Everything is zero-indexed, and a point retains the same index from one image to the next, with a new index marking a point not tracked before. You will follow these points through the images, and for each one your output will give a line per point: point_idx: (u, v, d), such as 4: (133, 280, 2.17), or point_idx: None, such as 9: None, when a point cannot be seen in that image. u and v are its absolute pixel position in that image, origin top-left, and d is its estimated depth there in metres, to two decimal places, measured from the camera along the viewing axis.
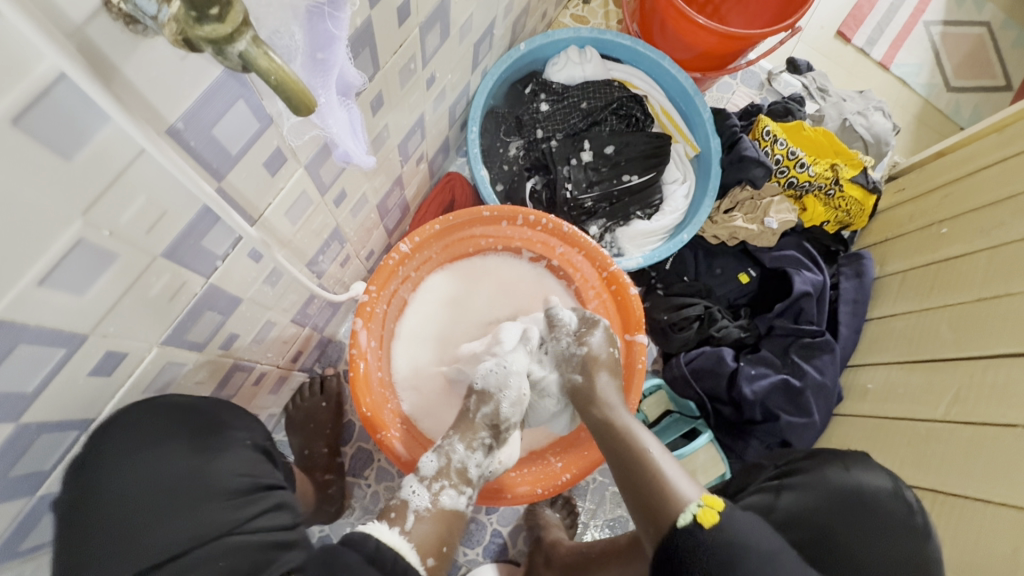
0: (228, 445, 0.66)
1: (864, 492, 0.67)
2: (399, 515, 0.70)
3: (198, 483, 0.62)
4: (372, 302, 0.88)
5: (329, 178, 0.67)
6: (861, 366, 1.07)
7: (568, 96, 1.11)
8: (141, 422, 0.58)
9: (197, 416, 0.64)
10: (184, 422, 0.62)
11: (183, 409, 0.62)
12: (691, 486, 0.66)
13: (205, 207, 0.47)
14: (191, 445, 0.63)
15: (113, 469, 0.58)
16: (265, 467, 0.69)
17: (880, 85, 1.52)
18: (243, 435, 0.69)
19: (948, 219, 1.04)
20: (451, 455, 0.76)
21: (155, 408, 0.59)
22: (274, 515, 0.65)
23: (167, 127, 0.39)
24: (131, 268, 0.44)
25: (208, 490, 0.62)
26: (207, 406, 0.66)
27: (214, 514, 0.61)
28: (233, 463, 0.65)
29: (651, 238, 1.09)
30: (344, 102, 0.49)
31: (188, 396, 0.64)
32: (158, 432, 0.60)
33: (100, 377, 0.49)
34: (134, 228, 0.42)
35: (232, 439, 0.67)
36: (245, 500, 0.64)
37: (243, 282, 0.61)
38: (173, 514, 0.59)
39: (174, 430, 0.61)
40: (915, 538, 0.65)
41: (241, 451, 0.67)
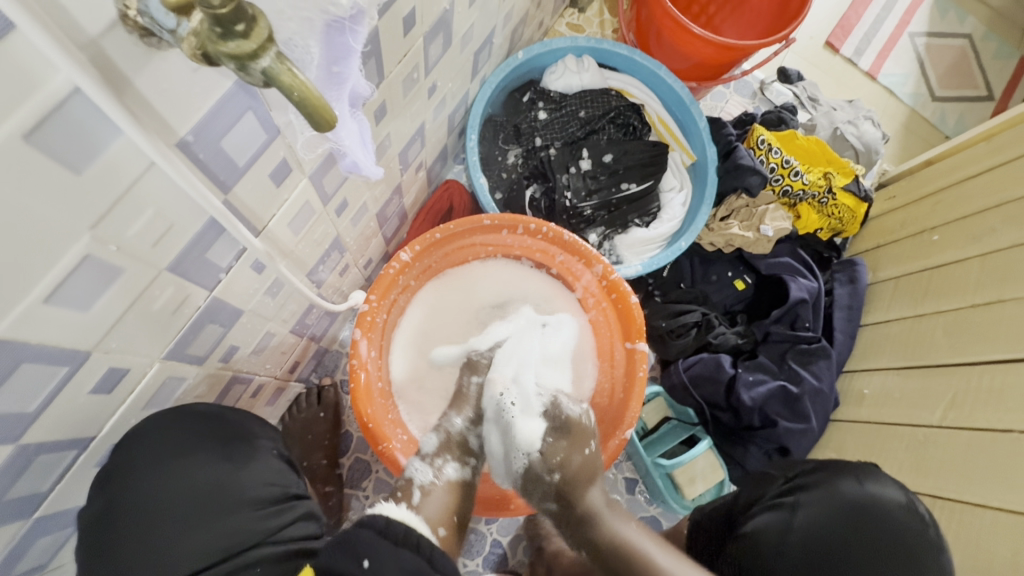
0: (256, 454, 0.65)
1: (879, 503, 0.67)
2: (407, 493, 0.71)
3: (225, 492, 0.61)
4: (372, 312, 0.87)
5: (332, 188, 0.67)
6: (858, 372, 1.08)
7: (566, 105, 1.11)
8: (165, 434, 0.58)
9: (224, 425, 0.63)
10: (211, 433, 0.62)
11: (209, 420, 0.62)
12: (677, 567, 0.70)
13: (211, 219, 0.46)
14: (219, 454, 0.62)
15: (141, 480, 0.58)
16: (293, 475, 0.68)
17: (868, 94, 1.55)
18: (270, 444, 0.68)
19: (940, 227, 1.06)
20: (449, 429, 0.82)
21: (175, 421, 0.59)
22: (303, 524, 0.65)
23: (178, 140, 0.38)
24: (136, 283, 0.43)
25: (235, 500, 0.61)
26: (235, 416, 0.65)
27: (244, 524, 0.61)
28: (263, 472, 0.65)
29: (649, 246, 1.10)
30: (354, 112, 0.48)
31: (205, 407, 0.63)
32: (183, 443, 0.59)
33: (101, 395, 0.48)
34: (140, 242, 0.41)
35: (259, 447, 0.66)
36: (274, 510, 0.63)
37: (244, 294, 0.60)
38: (201, 524, 0.59)
39: (202, 441, 0.61)
40: (932, 545, 0.65)
41: (269, 459, 0.66)
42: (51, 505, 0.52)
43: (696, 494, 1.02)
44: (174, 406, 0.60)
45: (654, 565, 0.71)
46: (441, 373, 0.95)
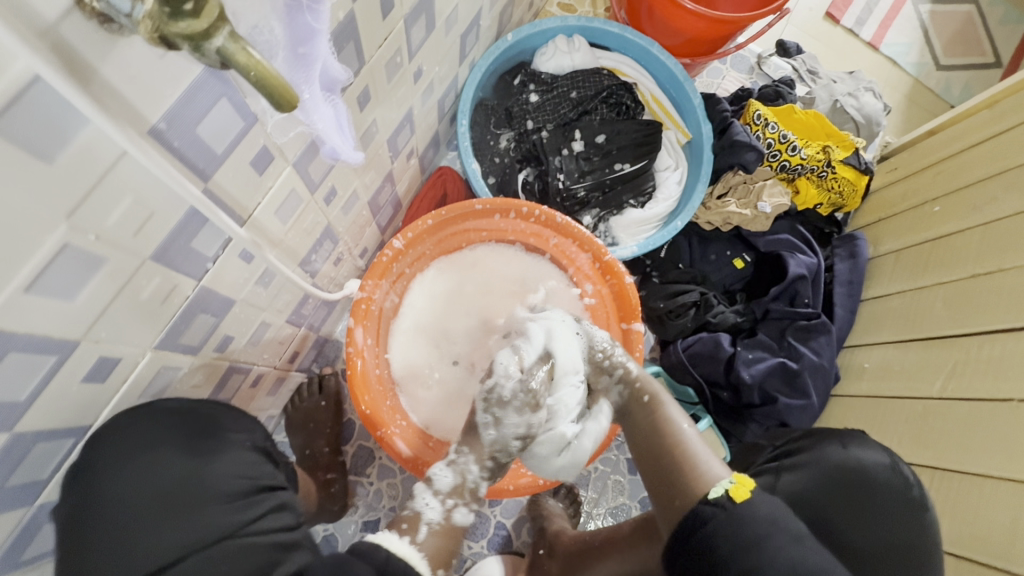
0: (226, 447, 0.65)
1: (866, 468, 0.68)
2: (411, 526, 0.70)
3: (194, 487, 0.61)
4: (367, 299, 0.88)
5: (318, 176, 0.67)
6: (858, 347, 1.07)
7: (557, 86, 1.10)
8: (136, 428, 0.57)
9: (192, 419, 0.63)
10: (180, 427, 0.62)
11: (178, 414, 0.62)
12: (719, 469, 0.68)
13: (192, 209, 0.47)
14: (188, 448, 0.62)
15: (109, 477, 0.57)
16: (265, 468, 0.68)
17: (870, 65, 1.51)
18: (243, 437, 0.68)
19: (940, 197, 1.04)
20: (465, 473, 0.75)
21: (145, 416, 0.58)
22: (276, 516, 0.65)
23: (150, 127, 0.38)
24: (120, 272, 0.44)
25: (205, 493, 0.61)
26: (204, 409, 0.65)
27: (215, 516, 0.60)
28: (233, 464, 0.65)
29: (645, 226, 1.09)
30: (330, 97, 0.48)
31: (182, 402, 0.63)
32: (152, 437, 0.58)
33: (93, 384, 0.49)
34: (120, 231, 0.41)
35: (231, 441, 0.66)
36: (246, 503, 0.63)
37: (235, 283, 0.61)
38: (169, 520, 0.59)
39: (169, 435, 0.60)
40: (917, 507, 0.67)
41: (241, 452, 0.67)
42: (52, 492, 0.54)
43: None
44: (149, 399, 0.59)
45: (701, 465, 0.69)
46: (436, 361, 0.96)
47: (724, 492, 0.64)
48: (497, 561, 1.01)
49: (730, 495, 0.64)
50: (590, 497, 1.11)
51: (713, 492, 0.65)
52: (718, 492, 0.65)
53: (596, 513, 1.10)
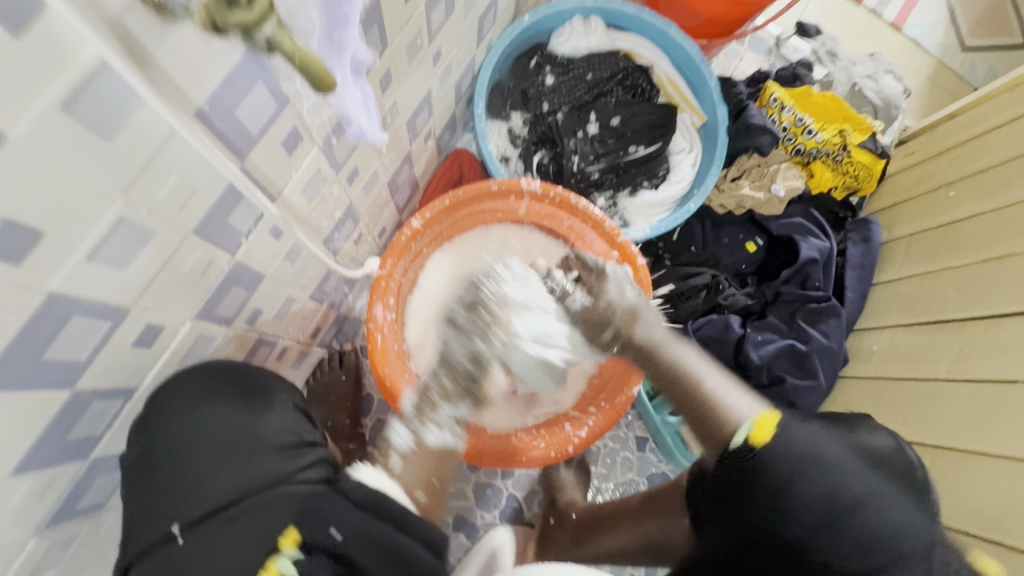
0: (272, 405, 0.71)
1: (883, 455, 0.62)
2: (387, 455, 0.77)
3: (247, 440, 0.66)
4: (387, 277, 0.92)
5: (343, 155, 0.70)
6: (866, 330, 1.08)
7: (573, 68, 1.11)
8: (192, 384, 0.63)
9: (240, 379, 0.69)
10: (230, 386, 0.67)
11: (229, 375, 0.68)
12: (748, 406, 0.69)
13: (230, 186, 0.49)
14: (239, 404, 0.68)
15: (169, 430, 0.63)
16: (307, 426, 0.73)
17: (892, 46, 1.49)
18: (287, 397, 0.74)
19: (956, 181, 1.03)
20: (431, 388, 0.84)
21: (201, 373, 0.64)
22: (318, 468, 0.69)
23: (196, 109, 0.41)
24: (168, 244, 0.47)
25: (255, 442, 0.66)
26: (253, 372, 0.71)
27: (264, 464, 0.65)
28: (280, 420, 0.70)
29: (657, 209, 1.10)
30: (357, 79, 0.50)
31: (229, 364, 0.69)
32: (209, 390, 0.65)
33: (141, 349, 0.53)
34: (168, 206, 0.44)
35: (276, 399, 0.72)
36: (290, 454, 0.67)
37: (264, 258, 0.65)
38: (224, 466, 0.64)
39: (221, 392, 0.66)
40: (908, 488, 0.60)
41: (285, 410, 0.72)
42: (106, 448, 0.58)
43: None
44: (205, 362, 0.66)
45: (721, 407, 0.69)
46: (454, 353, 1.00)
47: (746, 437, 0.65)
48: (507, 530, 1.04)
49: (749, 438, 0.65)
50: (599, 472, 1.14)
51: (734, 441, 0.66)
52: (741, 439, 0.66)
53: (605, 487, 1.13)
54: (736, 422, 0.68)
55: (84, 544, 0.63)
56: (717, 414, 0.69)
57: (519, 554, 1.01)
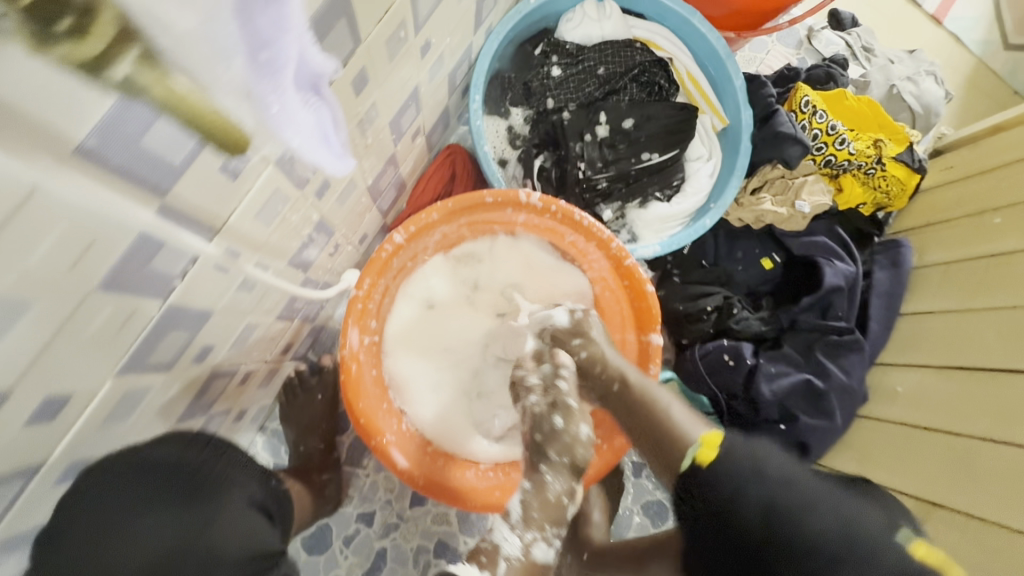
0: (223, 502, 0.62)
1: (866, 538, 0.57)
2: (491, 560, 0.71)
3: (194, 552, 0.58)
4: (364, 298, 0.81)
5: (307, 172, 0.58)
6: (892, 367, 0.99)
7: (583, 59, 0.99)
8: (125, 489, 0.55)
9: (184, 476, 0.61)
10: (175, 482, 0.60)
11: (173, 474, 0.60)
12: (693, 426, 0.71)
13: (145, 233, 0.39)
14: (181, 503, 0.59)
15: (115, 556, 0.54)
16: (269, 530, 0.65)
17: (931, 42, 1.35)
18: (243, 488, 0.66)
19: (1003, 208, 0.93)
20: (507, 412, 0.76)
21: (123, 474, 0.56)
22: None
23: (77, 147, 0.30)
24: (55, 312, 0.36)
25: (207, 564, 0.58)
26: (199, 463, 0.63)
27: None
28: (233, 526, 0.62)
29: (670, 223, 0.99)
30: (312, 99, 0.38)
31: (170, 457, 0.61)
32: (142, 499, 0.56)
33: (43, 427, 0.43)
34: (47, 270, 0.33)
35: (225, 495, 0.63)
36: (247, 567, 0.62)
37: (212, 294, 0.54)
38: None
39: (159, 495, 0.58)
40: (821, 557, 0.57)
41: (239, 510, 0.63)
42: (9, 531, 0.48)
43: None
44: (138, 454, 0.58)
45: (674, 432, 0.71)
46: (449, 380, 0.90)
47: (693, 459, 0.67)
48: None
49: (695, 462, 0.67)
50: None
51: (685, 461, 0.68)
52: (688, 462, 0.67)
53: None
54: (682, 442, 0.69)
55: None
56: (668, 432, 0.71)
57: None
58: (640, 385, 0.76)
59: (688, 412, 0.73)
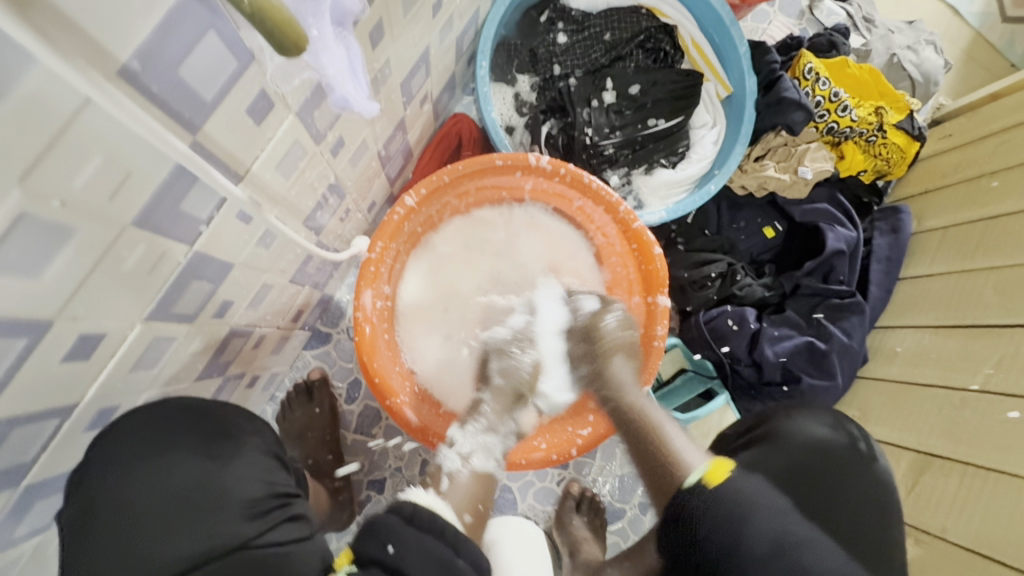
0: (240, 450, 0.62)
1: (820, 442, 0.72)
2: (435, 479, 0.71)
3: (209, 494, 0.57)
4: (376, 262, 0.81)
5: (325, 125, 0.58)
6: (889, 329, 1.02)
7: (589, 25, 0.99)
8: (139, 428, 0.56)
9: (208, 420, 0.61)
10: (194, 429, 0.60)
11: (190, 415, 0.60)
12: (698, 459, 0.67)
13: (179, 166, 0.40)
14: (199, 450, 0.59)
15: (119, 485, 0.55)
16: (281, 474, 0.64)
17: (930, 14, 1.36)
18: (258, 439, 0.65)
19: (1000, 171, 0.95)
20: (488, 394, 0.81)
21: (151, 414, 0.58)
22: (288, 528, 0.60)
23: (121, 68, 0.32)
24: (95, 241, 0.38)
25: (220, 501, 0.57)
26: (216, 408, 0.63)
27: (227, 525, 0.56)
28: (249, 470, 0.61)
29: (676, 189, 0.99)
30: (342, 35, 0.43)
31: (199, 402, 0.62)
32: (167, 436, 0.58)
33: (77, 362, 0.44)
34: (91, 194, 0.35)
35: (245, 445, 0.62)
36: (256, 513, 0.58)
37: (234, 247, 0.55)
38: (178, 530, 0.55)
39: (179, 437, 0.58)
40: (855, 465, 0.72)
41: (255, 457, 0.62)
42: (41, 474, 0.49)
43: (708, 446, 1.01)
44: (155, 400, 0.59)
45: (678, 460, 0.68)
46: (457, 343, 0.90)
47: (700, 478, 0.63)
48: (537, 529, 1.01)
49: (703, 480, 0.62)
50: (597, 464, 1.10)
51: (689, 480, 0.63)
52: (693, 481, 0.63)
53: (600, 478, 1.10)
54: (688, 468, 0.65)
55: (29, 567, 0.56)
56: (671, 467, 0.67)
57: (518, 544, 0.92)
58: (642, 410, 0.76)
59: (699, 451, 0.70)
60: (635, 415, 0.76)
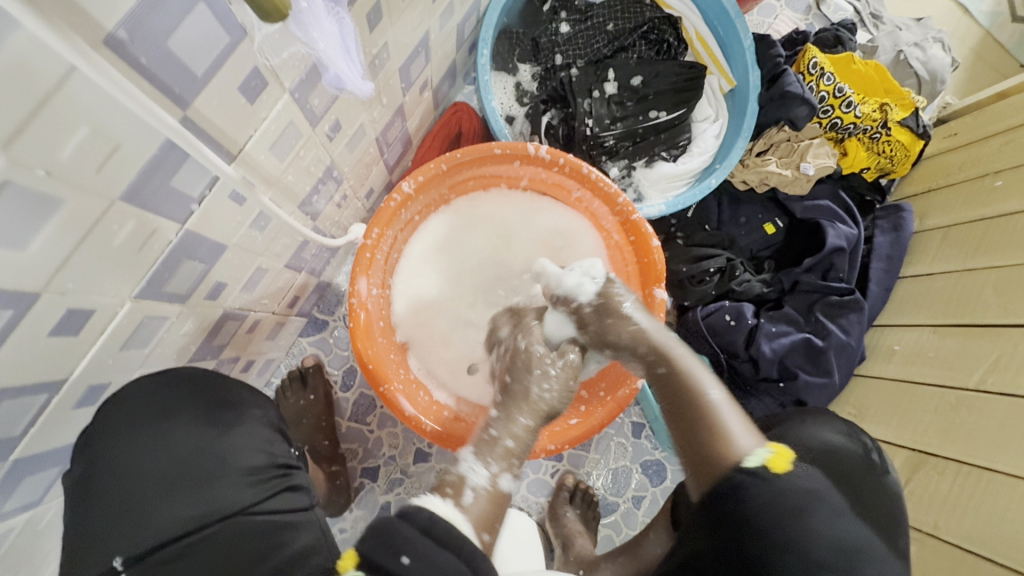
0: (242, 419, 0.61)
1: (836, 449, 0.67)
2: (456, 491, 0.58)
3: (209, 460, 0.56)
4: (371, 248, 0.81)
5: (321, 107, 0.58)
6: (888, 327, 1.02)
7: (592, 16, 0.99)
8: (145, 397, 0.56)
9: (210, 389, 0.60)
10: (196, 396, 0.59)
11: (194, 383, 0.60)
12: (749, 436, 0.62)
13: (169, 141, 0.40)
14: (203, 417, 0.59)
15: (120, 451, 0.54)
16: (281, 444, 0.63)
17: (939, 12, 1.35)
18: (259, 412, 0.64)
19: (1005, 170, 0.94)
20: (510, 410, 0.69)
21: (160, 381, 0.58)
22: (291, 496, 0.59)
23: (107, 36, 0.32)
24: (83, 216, 0.38)
25: (221, 467, 0.56)
26: (218, 380, 0.62)
27: (226, 490, 0.55)
28: (250, 438, 0.60)
29: (675, 182, 0.98)
30: (334, 11, 0.43)
31: (196, 371, 0.61)
32: (167, 403, 0.57)
33: (64, 338, 0.44)
34: (76, 167, 0.35)
35: (246, 414, 0.62)
36: (258, 478, 0.57)
37: (226, 228, 0.54)
38: (177, 494, 0.54)
39: (182, 403, 0.58)
40: (876, 471, 0.66)
41: (256, 426, 0.62)
42: (29, 450, 0.50)
43: None
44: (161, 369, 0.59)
45: (728, 436, 0.62)
46: (461, 326, 0.90)
47: (761, 463, 0.59)
48: (532, 521, 1.00)
49: (768, 466, 0.59)
50: (592, 457, 1.10)
51: (750, 461, 0.59)
52: (755, 463, 0.59)
53: (595, 471, 1.10)
54: (743, 448, 0.61)
55: (21, 542, 0.57)
56: (720, 447, 0.61)
57: (509, 532, 0.92)
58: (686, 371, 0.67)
59: (741, 417, 0.65)
60: (699, 413, 0.65)
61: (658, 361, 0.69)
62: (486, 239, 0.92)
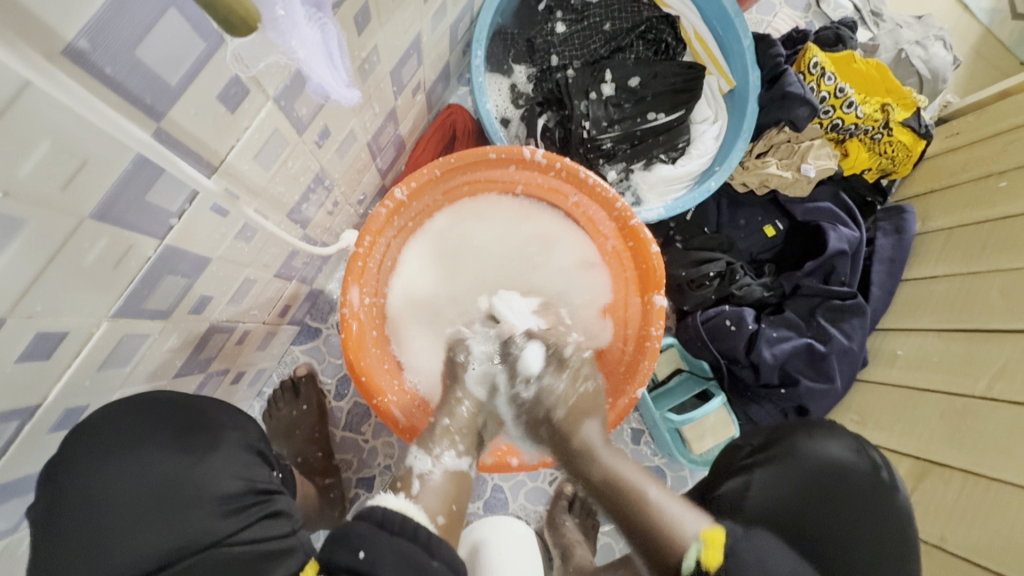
0: (218, 444, 0.58)
1: (840, 464, 0.65)
2: (405, 483, 0.67)
3: (181, 488, 0.53)
4: (364, 256, 0.78)
5: (307, 114, 0.55)
6: (892, 331, 1.00)
7: (589, 15, 0.97)
8: (113, 423, 0.53)
9: (182, 412, 0.57)
10: (168, 420, 0.56)
11: (166, 407, 0.57)
12: (691, 520, 0.64)
13: (141, 155, 0.38)
14: (175, 443, 0.55)
15: (85, 481, 0.51)
16: (260, 469, 0.60)
17: (939, 9, 1.33)
18: (237, 435, 0.61)
19: (1009, 171, 0.92)
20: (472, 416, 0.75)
21: (130, 406, 0.55)
22: (269, 524, 0.57)
23: (66, 47, 0.29)
24: (49, 235, 0.36)
25: (194, 497, 0.53)
26: (194, 402, 0.59)
27: (200, 521, 0.52)
28: (227, 465, 0.57)
29: (674, 185, 0.97)
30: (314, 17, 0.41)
31: (168, 395, 0.58)
32: (137, 430, 0.54)
33: (35, 361, 0.42)
34: (39, 184, 0.33)
35: (224, 438, 0.59)
36: (232, 508, 0.55)
37: (209, 241, 0.52)
38: (146, 526, 0.51)
39: (153, 429, 0.55)
40: (883, 490, 0.65)
41: (234, 451, 0.59)
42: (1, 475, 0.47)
43: (704, 449, 0.99)
44: (128, 393, 0.56)
45: (669, 528, 0.64)
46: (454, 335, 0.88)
47: (695, 562, 0.61)
48: (530, 530, 0.98)
49: (702, 563, 0.60)
50: None
51: (688, 562, 0.61)
52: (691, 562, 0.61)
53: None
54: (681, 540, 0.63)
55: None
56: (659, 538, 0.64)
57: (508, 544, 0.90)
58: (605, 480, 0.72)
59: (685, 507, 0.67)
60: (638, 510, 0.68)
61: (591, 469, 0.73)
62: (480, 245, 0.91)
